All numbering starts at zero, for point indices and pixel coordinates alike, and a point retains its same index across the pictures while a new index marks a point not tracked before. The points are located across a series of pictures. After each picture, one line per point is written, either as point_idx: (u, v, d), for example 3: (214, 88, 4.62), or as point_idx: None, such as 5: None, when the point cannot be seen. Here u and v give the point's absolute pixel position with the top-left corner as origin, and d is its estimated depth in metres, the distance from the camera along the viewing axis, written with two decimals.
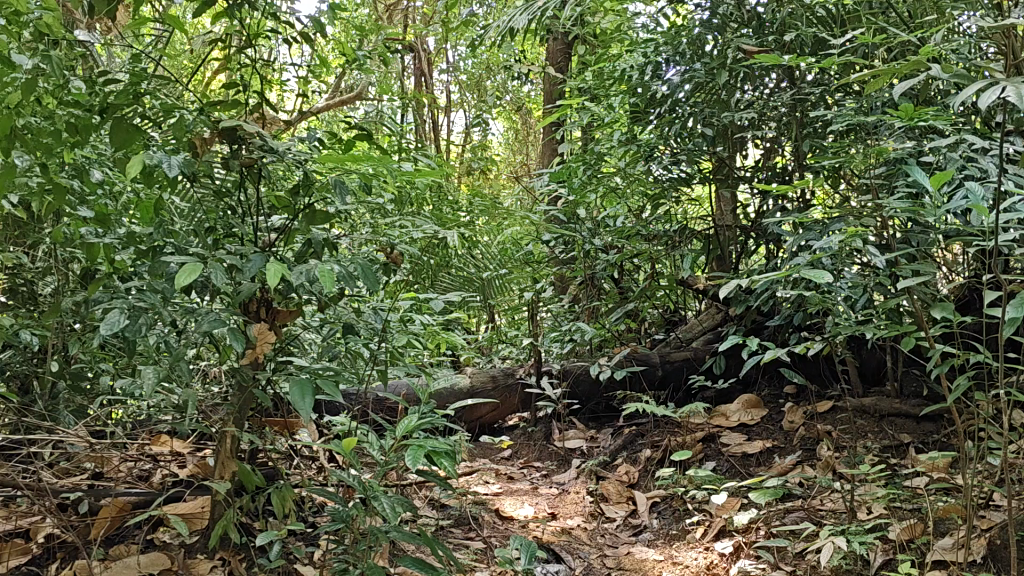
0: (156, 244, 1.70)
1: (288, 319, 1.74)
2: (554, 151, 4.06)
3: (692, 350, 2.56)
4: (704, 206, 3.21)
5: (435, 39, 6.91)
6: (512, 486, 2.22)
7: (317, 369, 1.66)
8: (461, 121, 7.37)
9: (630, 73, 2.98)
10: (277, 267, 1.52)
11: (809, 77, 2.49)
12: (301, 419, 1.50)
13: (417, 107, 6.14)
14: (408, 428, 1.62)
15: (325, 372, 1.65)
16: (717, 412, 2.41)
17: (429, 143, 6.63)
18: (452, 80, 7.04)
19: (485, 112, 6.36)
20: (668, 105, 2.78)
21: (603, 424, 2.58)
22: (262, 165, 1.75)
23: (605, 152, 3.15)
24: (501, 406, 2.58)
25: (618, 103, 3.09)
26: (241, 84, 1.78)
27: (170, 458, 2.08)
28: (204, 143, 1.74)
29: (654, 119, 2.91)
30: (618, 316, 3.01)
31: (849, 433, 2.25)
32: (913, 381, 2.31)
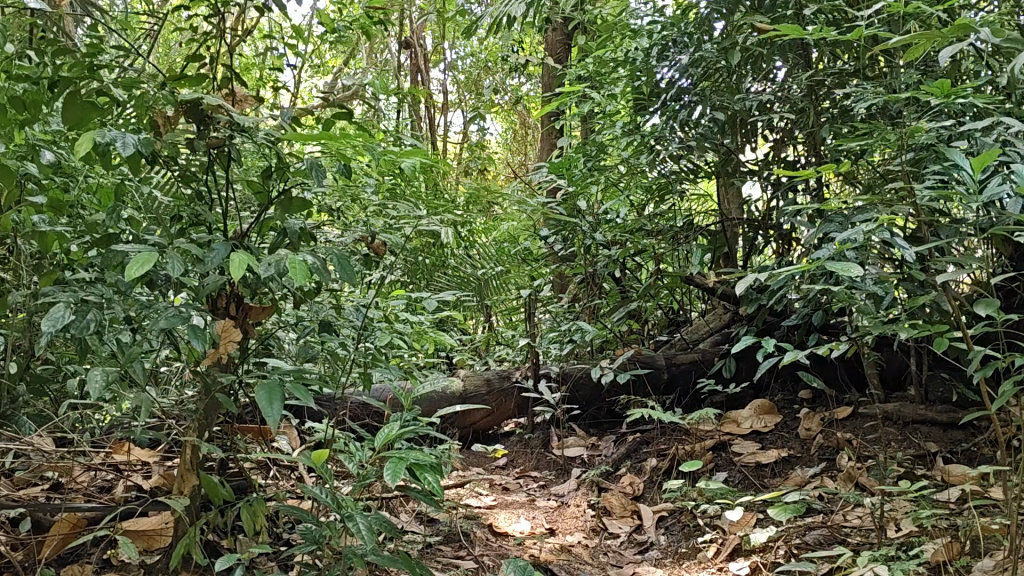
0: (113, 233, 1.53)
1: (261, 316, 1.57)
2: (553, 146, 3.91)
3: (700, 352, 2.40)
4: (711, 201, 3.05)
5: (432, 35, 6.75)
6: (507, 498, 2.05)
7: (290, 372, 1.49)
8: (458, 119, 7.21)
9: (634, 58, 2.82)
10: (244, 257, 1.35)
11: (827, 59, 2.33)
12: (269, 428, 1.33)
13: (412, 104, 5.98)
14: (389, 439, 1.44)
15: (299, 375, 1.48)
16: (728, 419, 2.25)
17: (426, 142, 6.48)
18: (448, 77, 6.88)
19: (482, 110, 6.20)
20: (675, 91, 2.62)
21: (605, 430, 2.41)
22: (232, 146, 1.59)
23: (607, 143, 2.98)
24: (496, 412, 2.42)
25: (621, 92, 2.93)
26: (211, 57, 1.63)
27: (136, 467, 1.91)
28: (167, 122, 1.57)
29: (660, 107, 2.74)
30: (621, 316, 2.85)
31: (871, 442, 2.09)
32: (939, 385, 2.15)
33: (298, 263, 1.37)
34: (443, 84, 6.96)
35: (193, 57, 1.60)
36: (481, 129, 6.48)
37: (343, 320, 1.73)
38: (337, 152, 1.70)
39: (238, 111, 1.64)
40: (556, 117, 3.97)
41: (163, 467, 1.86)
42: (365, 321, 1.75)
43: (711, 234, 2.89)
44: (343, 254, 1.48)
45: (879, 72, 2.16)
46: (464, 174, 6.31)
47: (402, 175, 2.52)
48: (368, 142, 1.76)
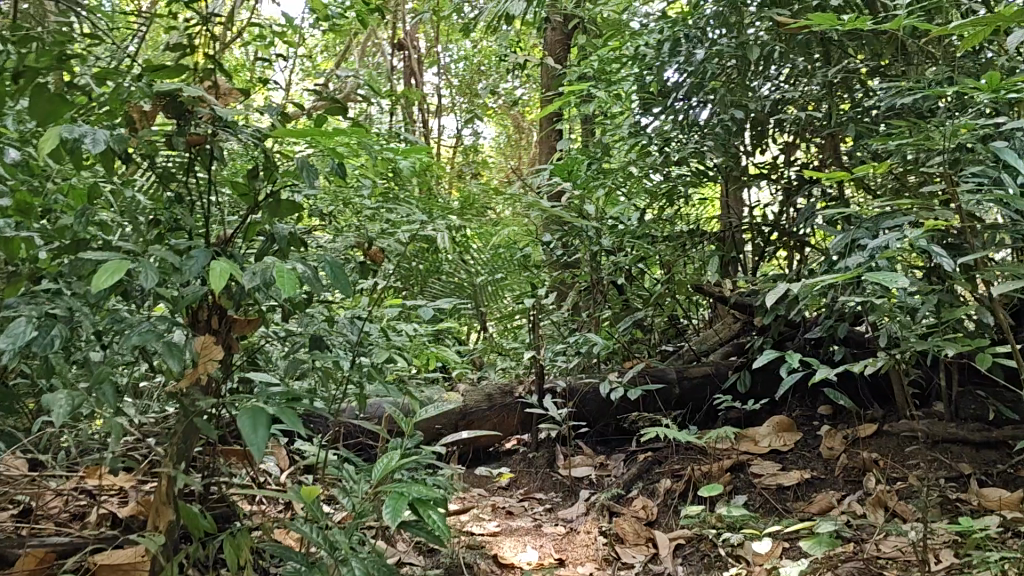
0: (83, 239, 1.39)
1: (248, 330, 1.44)
2: (553, 149, 3.78)
3: (714, 365, 2.30)
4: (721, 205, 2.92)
5: (425, 37, 6.62)
6: (511, 524, 1.92)
7: (278, 392, 1.36)
8: (452, 123, 7.07)
9: (642, 56, 2.70)
10: (226, 266, 1.21)
11: (850, 54, 2.21)
12: (253, 457, 1.19)
13: (405, 107, 5.84)
14: (388, 470, 1.34)
15: (288, 397, 1.35)
16: (745, 437, 2.13)
17: (419, 146, 6.36)
18: (442, 81, 6.75)
19: (476, 113, 6.07)
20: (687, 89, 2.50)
21: (613, 449, 2.28)
22: (214, 144, 1.46)
23: (613, 144, 2.85)
24: (498, 429, 2.29)
25: (629, 91, 2.80)
26: (192, 47, 1.49)
27: (112, 493, 1.77)
28: (145, 117, 1.44)
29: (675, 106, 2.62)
30: (627, 326, 2.72)
31: (898, 462, 1.96)
32: (970, 402, 2.03)
33: (287, 272, 1.23)
34: (437, 87, 6.84)
35: (173, 46, 1.46)
36: (476, 133, 6.36)
37: (336, 333, 1.59)
38: (330, 151, 1.56)
39: (221, 106, 1.50)
40: (555, 119, 3.84)
41: (140, 492, 1.72)
42: (360, 334, 1.61)
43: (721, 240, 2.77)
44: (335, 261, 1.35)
45: (908, 69, 2.04)
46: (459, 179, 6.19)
47: (399, 177, 2.38)
48: (363, 140, 1.63)
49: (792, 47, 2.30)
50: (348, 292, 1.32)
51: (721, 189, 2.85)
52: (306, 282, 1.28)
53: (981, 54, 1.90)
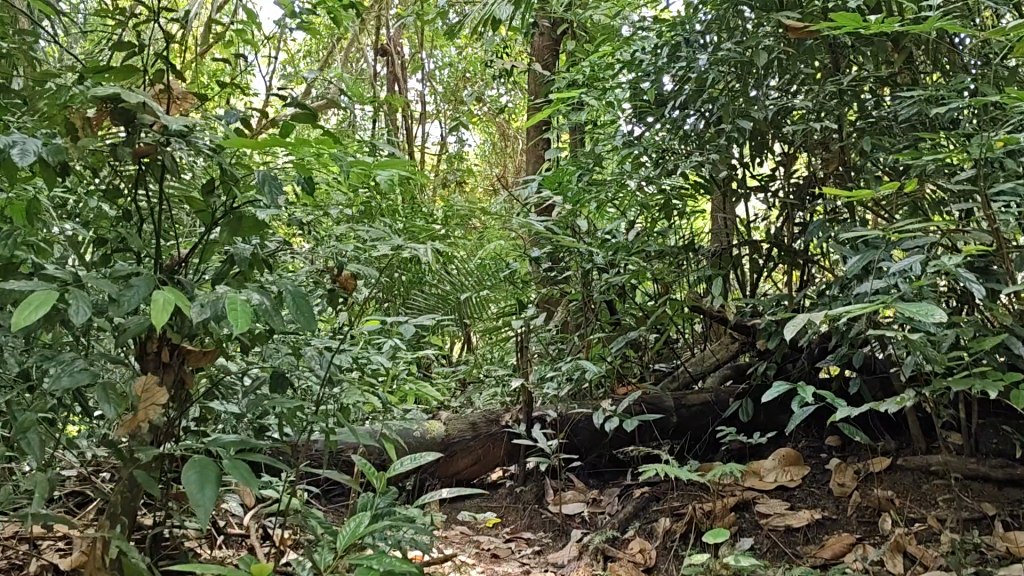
0: (15, 261, 1.23)
1: (205, 362, 1.31)
2: (541, 159, 3.63)
3: (713, 392, 2.15)
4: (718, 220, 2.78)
5: (409, 42, 6.48)
6: (497, 570, 1.76)
7: (234, 439, 1.20)
8: (436, 131, 6.92)
9: (638, 62, 2.56)
10: (170, 297, 1.04)
11: (861, 61, 2.07)
12: (200, 522, 1.03)
13: (388, 114, 5.69)
14: (355, 539, 1.23)
15: (246, 445, 1.19)
16: (749, 472, 1.98)
17: (403, 154, 6.21)
18: (426, 87, 6.60)
19: (461, 120, 5.92)
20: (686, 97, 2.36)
21: (606, 482, 2.13)
22: (167, 156, 1.29)
23: (606, 154, 2.71)
24: (482, 460, 2.14)
25: (624, 98, 2.66)
26: (143, 46, 1.33)
27: (57, 539, 1.60)
28: (87, 124, 1.27)
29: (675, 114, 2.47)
30: (619, 347, 2.57)
31: (915, 501, 1.81)
32: (991, 436, 1.88)
33: (241, 304, 1.06)
34: (422, 95, 6.69)
35: (120, 45, 1.30)
36: (461, 141, 6.22)
37: (304, 366, 1.43)
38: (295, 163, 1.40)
39: (174, 115, 1.34)
40: (543, 128, 3.69)
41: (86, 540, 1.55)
42: (328, 367, 1.45)
43: (718, 257, 2.62)
44: (297, 290, 1.17)
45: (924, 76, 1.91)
46: (444, 187, 6.05)
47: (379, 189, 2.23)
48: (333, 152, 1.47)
49: (799, 54, 2.16)
50: (313, 332, 1.14)
51: (719, 203, 2.71)
52: (262, 315, 1.11)
53: (1006, 62, 1.76)
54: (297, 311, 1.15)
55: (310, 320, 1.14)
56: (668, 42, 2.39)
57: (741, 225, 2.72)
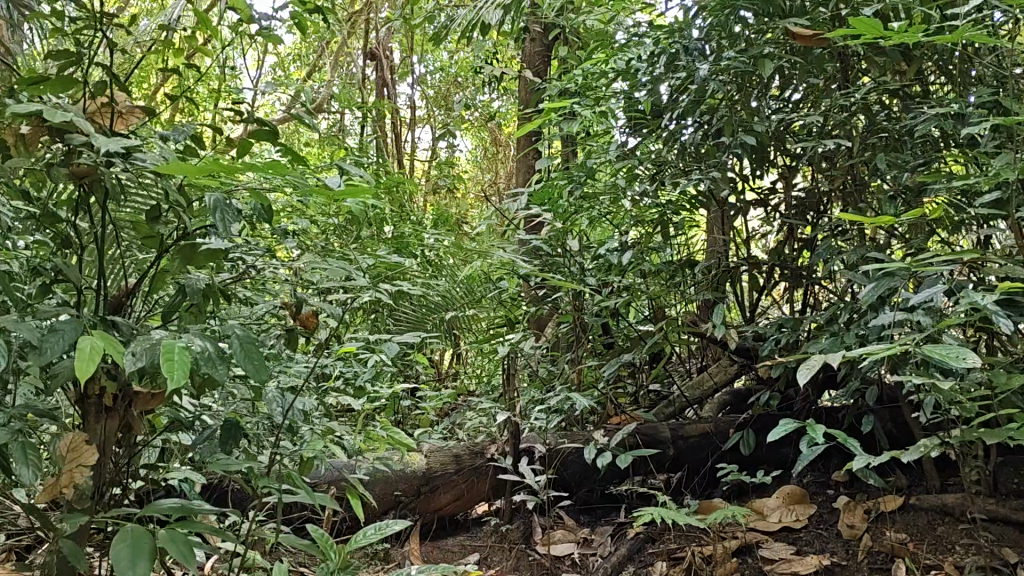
0: None
1: (153, 406, 1.21)
2: (531, 169, 3.51)
3: (712, 422, 2.03)
4: (715, 237, 2.65)
5: (399, 47, 6.34)
6: None
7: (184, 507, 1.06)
8: (426, 137, 6.78)
9: (634, 70, 2.43)
10: (98, 344, 0.92)
11: (874, 71, 1.94)
12: None
13: (375, 119, 5.55)
14: None
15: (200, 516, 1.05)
16: (750, 512, 1.86)
17: (391, 160, 6.08)
18: (416, 92, 6.45)
19: (451, 126, 5.78)
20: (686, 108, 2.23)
21: (598, 519, 1.99)
22: (108, 178, 1.15)
23: (598, 166, 2.58)
24: (466, 496, 2.03)
25: (618, 108, 2.53)
26: (83, 54, 1.19)
27: None
28: (18, 141, 1.13)
29: (675, 126, 2.38)
30: (612, 371, 2.44)
31: (931, 546, 1.68)
32: (1011, 475, 1.75)
33: (179, 351, 0.93)
34: (411, 101, 6.57)
35: (57, 54, 1.17)
36: (451, 148, 6.09)
37: (265, 409, 1.30)
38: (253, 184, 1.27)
39: (119, 132, 1.21)
40: (534, 137, 3.56)
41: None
42: (290, 408, 1.31)
43: (716, 275, 2.49)
44: (246, 334, 1.03)
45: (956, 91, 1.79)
46: (433, 195, 5.92)
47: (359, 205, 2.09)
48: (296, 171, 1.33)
49: (806, 62, 2.03)
50: (265, 384, 1.01)
51: (717, 219, 2.58)
52: (204, 364, 0.96)
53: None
54: (246, 359, 1.01)
55: (261, 370, 1.00)
56: (666, 49, 2.27)
57: (741, 243, 2.59)
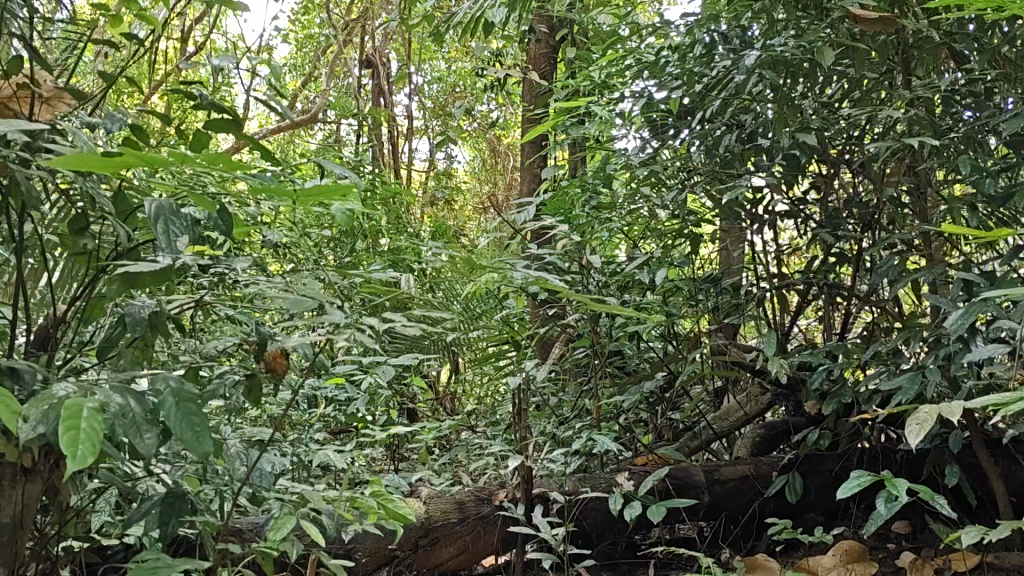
0: None
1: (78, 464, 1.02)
2: (536, 179, 3.26)
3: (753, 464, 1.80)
4: (744, 251, 2.41)
5: (396, 54, 6.10)
6: None
7: None
8: (424, 148, 6.52)
9: (661, 65, 2.18)
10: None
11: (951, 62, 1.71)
12: None
13: (370, 128, 5.30)
14: None
15: None
16: (802, 571, 1.61)
17: (387, 171, 5.84)
18: (413, 100, 6.20)
19: (450, 136, 5.54)
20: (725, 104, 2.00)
21: None
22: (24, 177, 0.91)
23: (616, 171, 2.34)
24: (471, 550, 1.76)
25: (641, 108, 2.29)
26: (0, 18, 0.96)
27: None
28: None
29: (709, 128, 2.12)
30: (633, 401, 2.19)
31: None
32: None
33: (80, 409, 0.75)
34: (409, 111, 6.34)
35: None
36: (449, 158, 5.85)
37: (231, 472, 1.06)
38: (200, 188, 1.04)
39: (40, 120, 0.98)
40: (540, 145, 3.31)
41: None
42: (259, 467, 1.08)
43: (748, 294, 2.25)
44: (180, 391, 0.90)
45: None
46: (431, 207, 5.67)
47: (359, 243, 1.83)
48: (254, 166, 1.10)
49: (870, 51, 1.79)
50: (204, 452, 0.87)
51: (746, 233, 2.35)
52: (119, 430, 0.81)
53: None
54: (183, 423, 0.88)
55: (198, 438, 0.87)
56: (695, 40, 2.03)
57: (774, 259, 2.35)
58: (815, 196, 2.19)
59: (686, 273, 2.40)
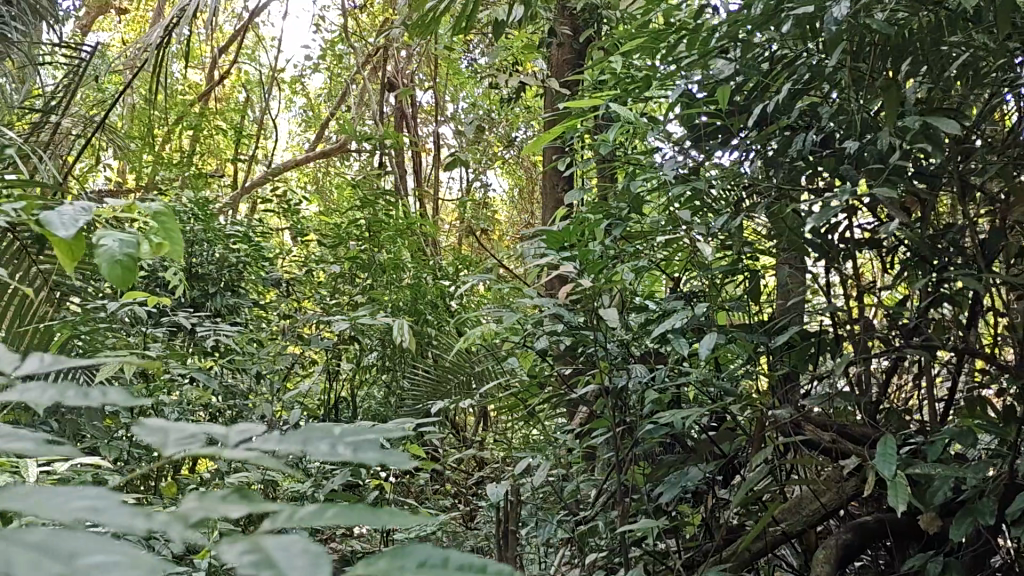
0: None
1: None
2: (559, 203, 2.77)
3: None
4: (809, 289, 1.90)
5: (422, 74, 5.63)
6: None
7: None
8: (459, 173, 6.04)
9: (706, 50, 1.71)
10: None
11: None
12: None
13: (390, 156, 4.84)
14: None
15: None
16: None
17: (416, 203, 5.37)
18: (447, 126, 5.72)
19: (482, 164, 5.04)
20: (789, 92, 1.55)
21: None
22: None
23: (645, 193, 1.85)
24: None
25: (675, 110, 1.80)
26: None
27: None
28: None
29: (766, 126, 1.65)
30: (677, 494, 1.70)
31: None
32: None
33: None
34: (436, 135, 5.90)
35: None
36: (484, 187, 5.36)
37: None
38: None
39: None
40: (564, 165, 2.79)
41: None
42: None
43: (826, 352, 1.76)
44: None
45: None
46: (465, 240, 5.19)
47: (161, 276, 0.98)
48: None
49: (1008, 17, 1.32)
50: None
51: (806, 271, 1.87)
52: None
53: None
54: None
55: None
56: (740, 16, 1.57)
57: (853, 304, 1.84)
58: (915, 219, 1.69)
59: (739, 317, 1.91)
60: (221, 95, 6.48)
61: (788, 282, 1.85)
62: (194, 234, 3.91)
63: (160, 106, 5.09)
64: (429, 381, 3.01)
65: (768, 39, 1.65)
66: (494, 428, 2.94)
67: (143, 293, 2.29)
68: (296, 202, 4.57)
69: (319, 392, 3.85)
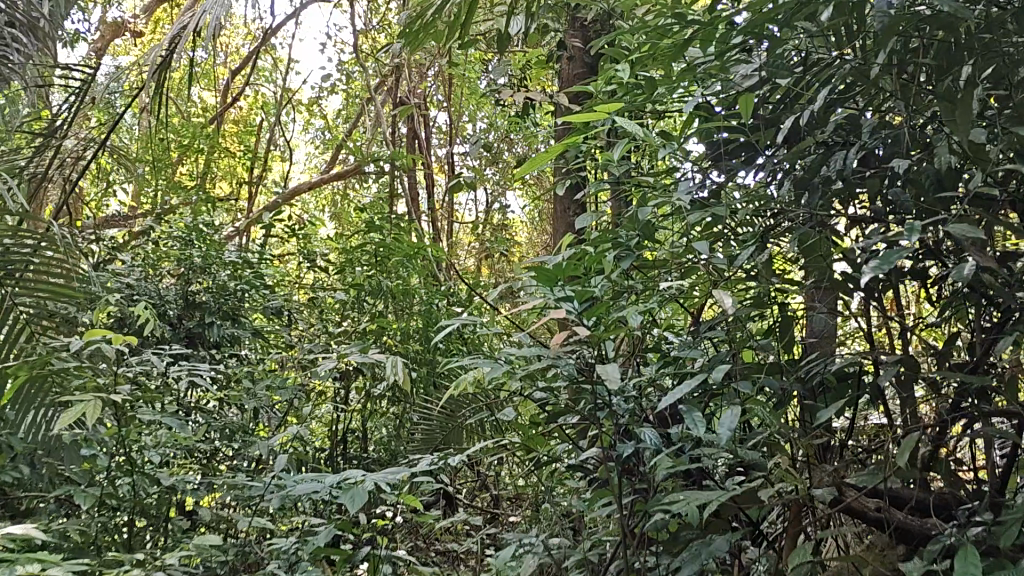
0: None
1: None
2: (571, 228, 2.56)
3: None
4: (845, 324, 1.69)
5: (436, 94, 5.46)
6: None
7: None
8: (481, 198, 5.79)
9: (726, 54, 1.50)
10: None
11: None
12: None
13: (401, 178, 4.66)
14: None
15: None
16: None
17: (431, 226, 5.18)
18: (464, 145, 5.53)
19: (498, 184, 4.83)
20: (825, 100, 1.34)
21: None
22: None
23: (657, 219, 1.64)
24: None
25: (690, 123, 1.59)
26: None
27: None
28: None
29: (799, 145, 1.45)
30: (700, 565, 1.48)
31: None
32: None
33: None
34: (450, 155, 5.71)
35: None
36: (502, 209, 5.16)
37: None
38: None
39: None
40: (575, 185, 2.58)
41: None
42: None
43: (866, 401, 1.54)
44: None
45: None
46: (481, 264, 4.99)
47: None
48: None
49: None
50: None
51: (840, 304, 1.65)
52: None
53: None
54: None
55: None
56: (765, 15, 1.37)
57: (897, 342, 1.62)
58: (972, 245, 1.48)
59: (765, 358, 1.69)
60: (231, 117, 6.33)
61: (822, 317, 1.64)
62: (193, 262, 3.73)
63: (167, 130, 4.94)
64: (434, 418, 2.80)
65: (797, 42, 1.44)
66: (503, 469, 2.72)
67: (106, 331, 2.20)
68: (306, 227, 4.39)
69: (324, 426, 3.65)
